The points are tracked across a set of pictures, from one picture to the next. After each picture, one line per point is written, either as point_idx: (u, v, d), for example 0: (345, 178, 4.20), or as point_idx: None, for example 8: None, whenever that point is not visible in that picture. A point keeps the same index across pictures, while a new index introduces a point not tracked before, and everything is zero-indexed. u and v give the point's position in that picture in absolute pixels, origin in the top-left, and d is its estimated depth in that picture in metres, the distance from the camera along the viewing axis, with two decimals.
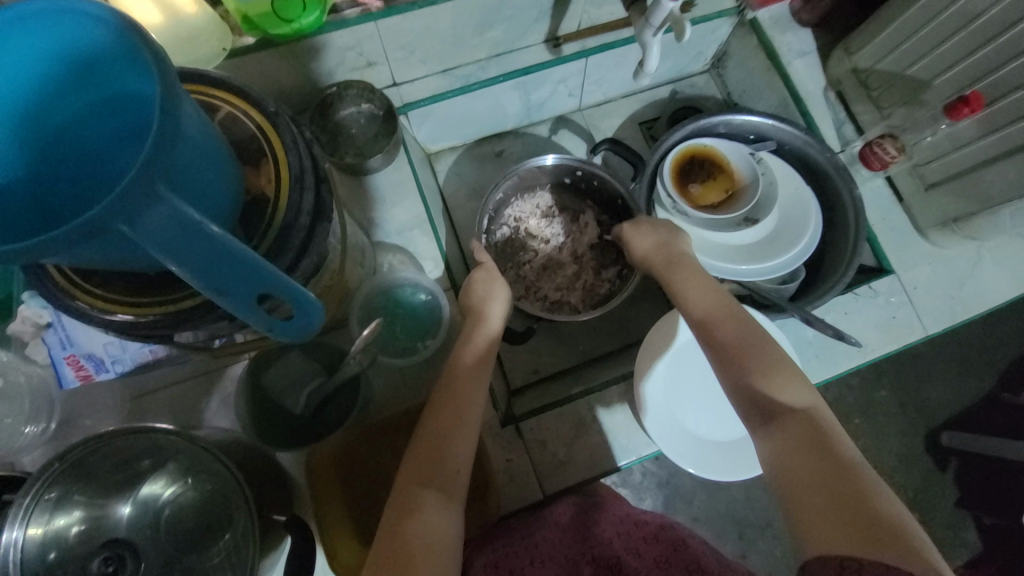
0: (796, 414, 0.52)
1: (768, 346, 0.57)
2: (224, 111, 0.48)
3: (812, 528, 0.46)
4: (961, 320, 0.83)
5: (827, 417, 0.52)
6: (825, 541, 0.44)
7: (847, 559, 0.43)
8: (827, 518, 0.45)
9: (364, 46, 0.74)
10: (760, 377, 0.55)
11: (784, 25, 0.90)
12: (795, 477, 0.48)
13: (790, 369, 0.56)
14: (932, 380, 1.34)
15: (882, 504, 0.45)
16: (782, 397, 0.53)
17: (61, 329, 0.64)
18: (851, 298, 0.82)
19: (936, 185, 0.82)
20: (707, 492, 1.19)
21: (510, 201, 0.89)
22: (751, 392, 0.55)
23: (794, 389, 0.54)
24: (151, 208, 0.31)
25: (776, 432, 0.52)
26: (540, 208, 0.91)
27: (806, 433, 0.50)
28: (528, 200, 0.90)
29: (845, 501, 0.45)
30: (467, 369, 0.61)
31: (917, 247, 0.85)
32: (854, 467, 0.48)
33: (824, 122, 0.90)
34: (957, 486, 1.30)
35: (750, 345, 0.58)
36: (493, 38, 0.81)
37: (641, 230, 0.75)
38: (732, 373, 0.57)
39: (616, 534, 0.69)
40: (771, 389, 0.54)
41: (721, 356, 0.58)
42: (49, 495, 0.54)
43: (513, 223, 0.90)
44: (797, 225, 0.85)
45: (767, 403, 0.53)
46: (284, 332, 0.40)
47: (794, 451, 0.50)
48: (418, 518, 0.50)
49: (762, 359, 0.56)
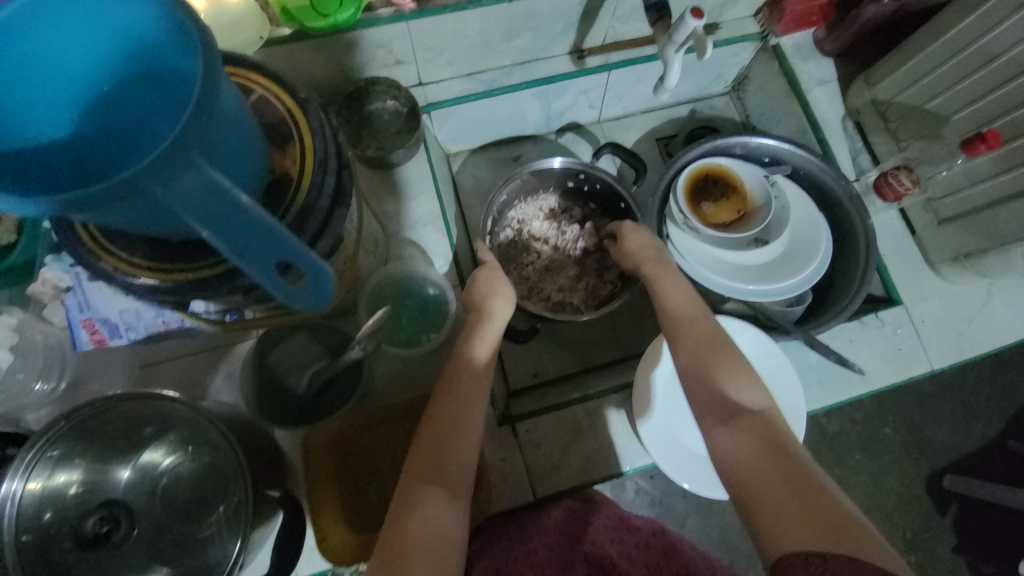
0: (753, 413, 0.54)
1: (727, 349, 0.60)
2: (258, 94, 0.50)
3: (778, 528, 0.45)
4: (968, 357, 0.82)
5: (777, 416, 0.55)
6: (790, 539, 0.44)
7: (813, 555, 0.43)
8: (789, 515, 0.45)
9: (394, 45, 0.76)
10: (717, 377, 0.57)
11: (806, 54, 0.92)
12: (754, 474, 0.49)
13: (739, 367, 0.58)
14: (938, 421, 1.32)
15: (837, 500, 0.46)
16: (734, 394, 0.56)
17: (81, 293, 0.66)
18: (856, 326, 0.82)
19: (949, 220, 0.82)
20: (700, 516, 1.19)
21: (513, 204, 0.91)
22: (709, 389, 0.57)
23: (749, 390, 0.56)
24: (184, 173, 0.33)
25: (737, 430, 0.53)
26: (542, 210, 0.93)
27: (760, 431, 0.52)
28: (532, 203, 0.92)
29: (804, 498, 0.46)
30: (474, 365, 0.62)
31: (926, 280, 0.85)
32: (805, 464, 0.49)
33: (840, 150, 0.91)
34: (957, 532, 1.28)
35: (713, 348, 0.60)
36: (520, 46, 0.84)
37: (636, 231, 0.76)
38: (699, 378, 0.58)
39: (609, 539, 0.67)
40: (726, 385, 0.57)
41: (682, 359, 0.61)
42: (51, 452, 0.55)
43: (517, 224, 0.91)
44: (806, 248, 0.86)
45: (728, 403, 0.55)
46: (297, 300, 0.42)
47: (753, 449, 0.51)
48: (423, 513, 0.51)
49: (716, 358, 0.59)
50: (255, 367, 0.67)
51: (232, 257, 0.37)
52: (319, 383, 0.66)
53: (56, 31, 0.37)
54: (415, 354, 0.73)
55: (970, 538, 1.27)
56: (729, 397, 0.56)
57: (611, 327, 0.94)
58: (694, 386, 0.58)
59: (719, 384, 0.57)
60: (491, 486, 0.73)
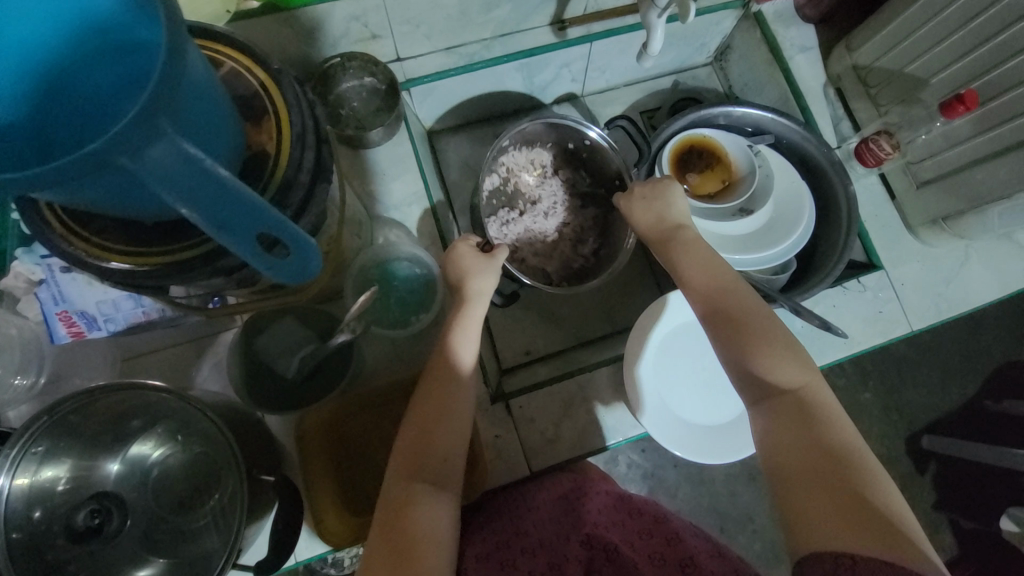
0: (788, 394, 0.56)
1: (769, 324, 0.60)
2: (227, 66, 0.48)
3: (811, 526, 0.48)
4: (945, 316, 0.84)
5: (817, 395, 0.56)
6: (822, 539, 0.47)
7: (842, 556, 0.46)
8: (827, 516, 0.48)
9: (370, 17, 0.74)
10: (769, 369, 0.57)
11: (788, 20, 0.91)
12: (793, 472, 0.52)
13: (792, 357, 0.58)
14: (916, 384, 1.37)
15: (874, 498, 0.49)
16: (784, 388, 0.56)
17: (55, 285, 0.64)
18: (840, 291, 0.84)
19: (927, 183, 0.83)
20: (690, 484, 1.23)
21: (507, 150, 0.87)
22: (759, 381, 0.57)
23: (790, 369, 0.57)
24: (152, 144, 0.31)
25: (775, 414, 0.56)
26: (533, 163, 0.90)
27: (796, 417, 0.55)
28: (524, 153, 0.89)
29: (841, 498, 0.49)
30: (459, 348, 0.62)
31: (906, 244, 0.86)
32: (847, 458, 0.51)
33: (822, 118, 0.91)
34: (935, 488, 1.34)
35: (752, 321, 0.60)
36: (499, 17, 0.81)
37: (640, 201, 0.74)
38: (736, 355, 0.59)
39: (609, 524, 0.69)
40: (779, 378, 0.57)
41: (727, 343, 0.60)
42: (37, 448, 0.53)
43: (506, 170, 0.89)
44: (792, 217, 0.86)
45: (764, 385, 0.57)
46: (281, 273, 0.40)
47: (793, 442, 0.53)
48: (415, 514, 0.52)
49: (769, 346, 0.58)
50: (242, 355, 0.65)
51: (211, 230, 0.36)
52: (310, 367, 0.64)
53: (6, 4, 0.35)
54: (406, 335, 0.73)
55: (946, 493, 1.33)
56: (778, 392, 0.56)
57: (600, 302, 0.94)
58: (737, 373, 0.59)
59: (770, 378, 0.57)
60: (487, 462, 0.73)
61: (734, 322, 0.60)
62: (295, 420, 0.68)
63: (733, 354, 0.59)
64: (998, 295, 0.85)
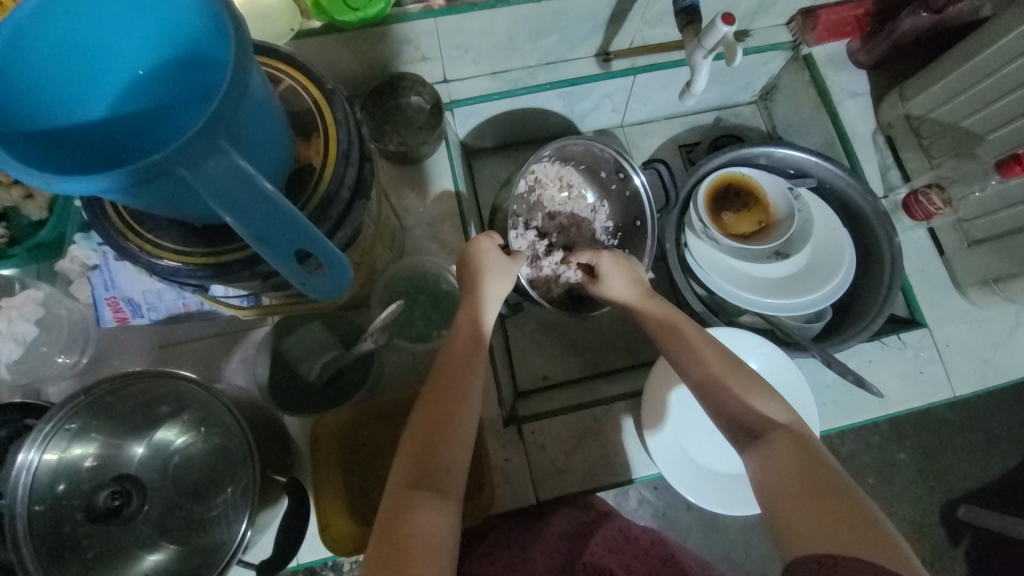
0: (776, 427, 0.54)
1: (745, 370, 0.58)
2: (286, 84, 0.51)
3: (797, 533, 0.47)
4: (993, 384, 0.79)
5: (804, 430, 0.55)
6: (805, 543, 0.46)
7: (827, 557, 0.45)
8: (810, 525, 0.47)
9: (422, 41, 0.76)
10: (756, 406, 0.56)
11: (839, 65, 0.90)
12: (778, 487, 0.50)
13: (772, 393, 0.57)
14: (956, 449, 1.28)
15: (858, 509, 0.47)
16: (774, 423, 0.55)
17: (107, 271, 0.68)
18: (877, 347, 0.80)
19: (981, 242, 0.79)
20: (703, 530, 1.19)
21: (541, 159, 0.84)
22: (746, 420, 0.55)
23: (772, 405, 0.56)
24: (213, 158, 0.33)
25: (765, 449, 0.53)
26: (561, 179, 0.88)
27: (786, 442, 0.53)
28: (555, 166, 0.87)
29: (825, 504, 0.48)
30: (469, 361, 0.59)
31: (952, 302, 0.82)
32: (832, 474, 0.50)
33: (869, 164, 0.88)
34: (972, 566, 1.24)
35: (730, 367, 0.58)
36: (546, 46, 0.84)
37: (617, 268, 0.70)
38: (717, 399, 0.57)
39: (609, 551, 0.73)
40: (770, 415, 0.55)
41: (713, 395, 0.57)
42: (70, 424, 0.55)
43: (533, 179, 0.86)
44: (828, 263, 0.84)
45: (752, 423, 0.55)
46: (314, 288, 0.43)
47: (782, 464, 0.51)
48: (411, 514, 0.49)
49: (751, 387, 0.57)
50: (269, 353, 0.68)
51: (253, 241, 0.38)
52: (331, 372, 0.66)
53: (105, 28, 0.39)
54: (425, 350, 0.73)
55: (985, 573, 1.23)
56: (767, 426, 0.54)
57: (623, 333, 0.93)
58: (722, 419, 0.57)
59: (758, 413, 0.55)
60: (494, 486, 0.73)
61: (720, 376, 0.58)
62: (311, 423, 0.69)
63: (718, 397, 0.57)
64: None
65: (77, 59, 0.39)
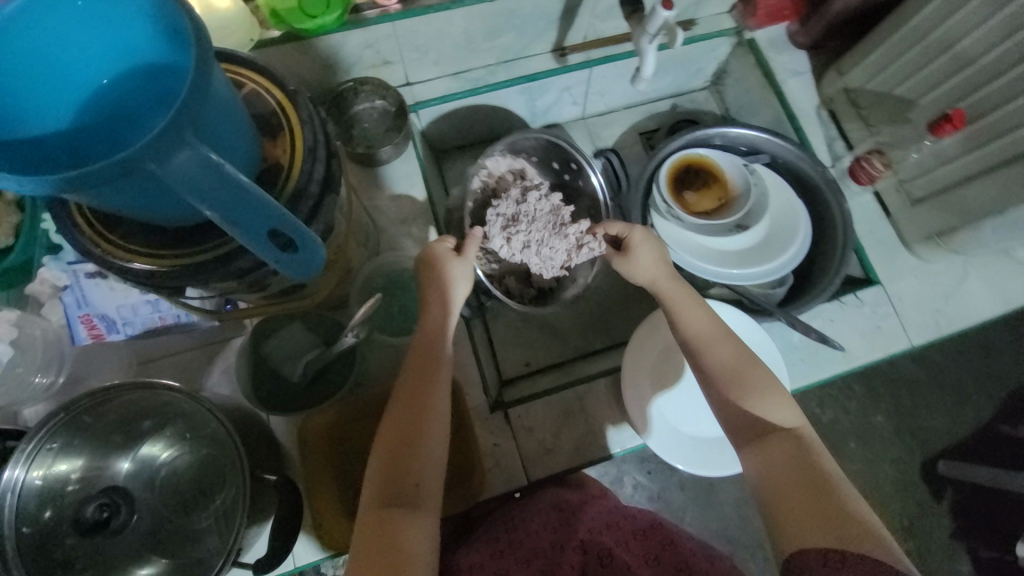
0: (780, 430, 0.57)
1: (758, 371, 0.61)
2: (248, 88, 0.52)
3: (797, 530, 0.51)
4: (946, 332, 0.84)
5: (807, 432, 0.58)
6: (807, 538, 0.50)
7: (830, 552, 0.49)
8: (810, 522, 0.51)
9: (381, 45, 0.79)
10: (763, 410, 0.59)
11: (781, 47, 0.95)
12: (778, 488, 0.54)
13: (782, 396, 0.60)
14: (930, 407, 1.34)
15: (854, 507, 0.51)
16: (779, 426, 0.58)
17: (78, 290, 0.68)
18: (837, 306, 0.84)
19: (922, 200, 0.85)
20: (698, 507, 1.22)
21: (493, 151, 0.83)
22: (753, 422, 0.58)
23: (780, 408, 0.59)
24: (180, 151, 0.35)
25: (768, 450, 0.56)
26: (513, 171, 0.87)
27: (787, 445, 0.56)
28: (507, 158, 0.86)
29: (823, 503, 0.51)
30: (437, 377, 0.61)
31: (903, 259, 0.87)
32: (828, 474, 0.54)
33: (815, 136, 0.93)
34: (953, 516, 1.29)
35: (742, 368, 0.61)
36: (503, 44, 0.87)
37: (648, 241, 0.69)
38: (725, 401, 0.60)
39: (604, 528, 0.70)
40: (776, 419, 0.58)
41: (715, 398, 0.61)
42: (52, 444, 0.55)
43: (486, 173, 0.84)
44: (786, 233, 0.89)
45: (758, 424, 0.58)
46: (289, 267, 0.44)
47: (782, 464, 0.55)
48: (387, 531, 0.52)
49: (763, 391, 0.59)
50: (250, 356, 0.68)
51: (225, 225, 0.40)
52: (315, 370, 0.67)
53: (65, 39, 0.40)
54: (406, 343, 0.75)
55: (965, 522, 1.28)
56: (771, 429, 0.58)
57: (600, 316, 0.96)
58: (727, 419, 0.60)
59: (766, 417, 0.58)
60: (485, 471, 0.74)
61: (729, 380, 0.60)
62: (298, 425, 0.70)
63: (726, 400, 0.60)
64: (998, 310, 0.85)
65: (35, 68, 0.40)
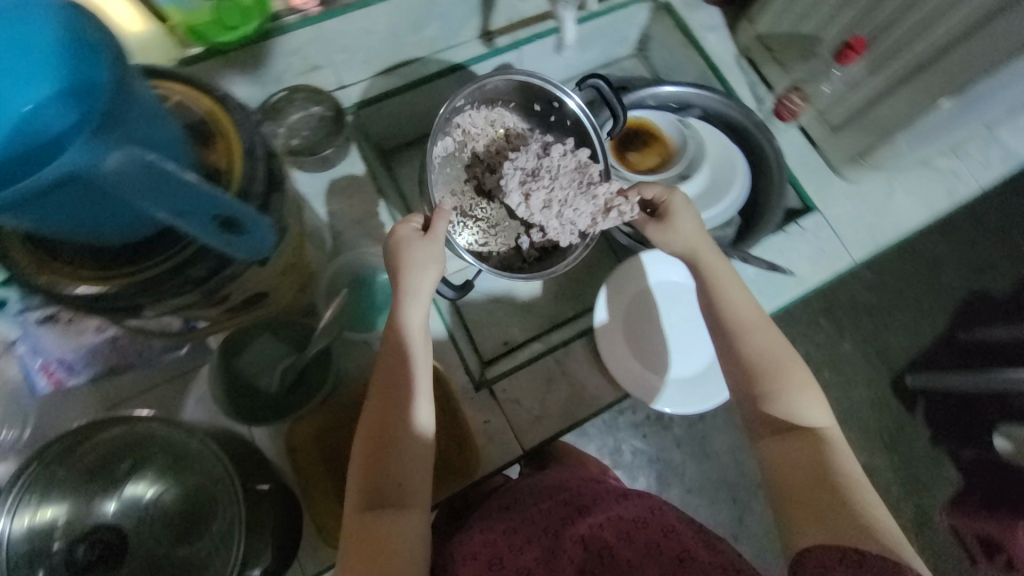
0: (809, 429, 0.62)
1: (798, 370, 0.65)
2: (174, 99, 0.52)
3: (809, 526, 0.56)
4: (882, 244, 0.91)
5: (835, 437, 0.62)
6: (821, 534, 0.54)
7: (848, 550, 0.52)
8: (824, 520, 0.55)
9: (308, 50, 0.79)
10: (798, 409, 0.63)
11: (694, 6, 1.00)
12: (796, 484, 0.59)
13: (818, 401, 0.64)
14: (892, 328, 1.37)
15: (868, 511, 0.56)
16: (810, 426, 0.62)
17: (28, 339, 0.66)
18: (783, 237, 0.89)
19: (842, 126, 0.91)
20: (695, 460, 1.25)
21: (461, 108, 0.79)
22: (785, 419, 0.63)
23: (813, 410, 0.63)
24: (115, 153, 0.36)
25: (792, 446, 0.61)
26: (492, 123, 0.83)
27: (811, 445, 0.61)
28: (482, 111, 0.82)
29: (837, 505, 0.56)
30: (420, 380, 0.62)
31: (834, 184, 0.93)
32: (846, 478, 0.58)
33: (737, 83, 0.99)
34: (929, 425, 1.33)
35: (780, 365, 0.65)
36: (430, 35, 0.88)
37: (688, 214, 0.74)
38: (759, 394, 0.65)
39: (603, 525, 0.63)
40: (803, 420, 0.63)
41: (744, 390, 0.66)
42: (29, 497, 0.54)
43: (460, 132, 0.81)
44: (726, 178, 0.94)
45: (788, 421, 0.63)
46: (242, 248, 0.47)
47: (803, 462, 0.60)
48: (378, 527, 0.55)
49: (800, 391, 0.64)
50: (220, 375, 0.67)
51: (172, 218, 0.42)
52: (292, 377, 0.67)
53: None
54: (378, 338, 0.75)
55: (941, 428, 1.32)
56: (802, 428, 0.62)
57: (568, 284, 0.97)
58: (756, 409, 0.65)
59: (799, 416, 0.63)
60: (478, 448, 0.76)
61: (765, 377, 0.65)
62: (285, 435, 0.69)
63: (759, 393, 0.65)
64: (924, 217, 0.92)
65: None
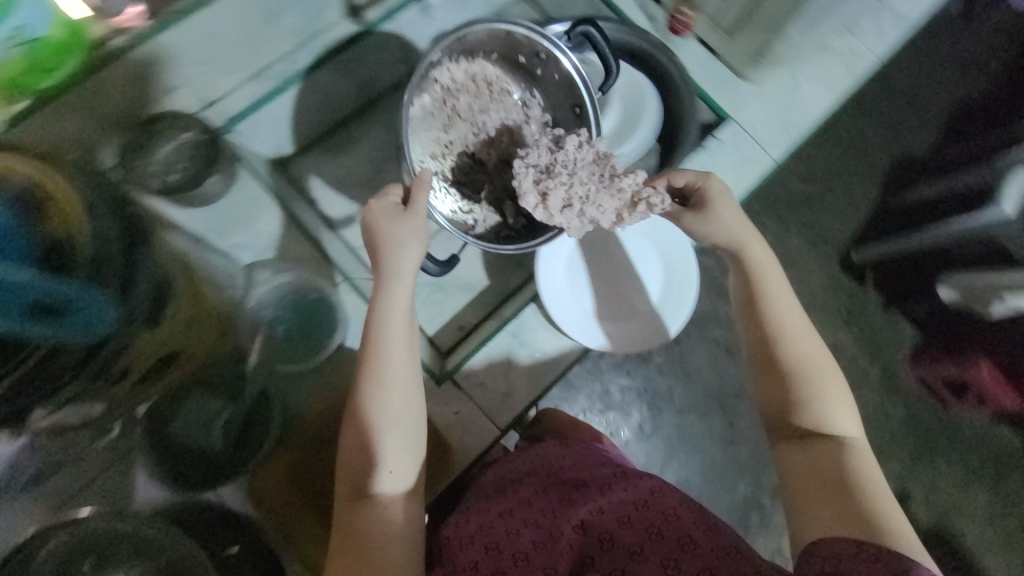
0: (837, 436, 0.61)
1: (835, 379, 0.65)
2: None
3: (820, 520, 0.55)
4: (798, 136, 0.92)
5: (863, 451, 0.61)
6: (836, 528, 0.54)
7: (865, 545, 0.51)
8: (838, 517, 0.55)
9: (153, 73, 0.71)
10: (829, 416, 0.63)
11: None
12: (821, 482, 0.58)
13: (852, 415, 0.64)
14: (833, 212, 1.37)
15: (889, 518, 0.54)
16: (839, 433, 0.62)
17: None
18: (702, 153, 0.89)
19: (734, 29, 0.90)
20: (682, 383, 1.25)
21: (442, 61, 0.75)
22: (816, 422, 0.62)
23: (846, 420, 0.63)
24: None
25: (817, 447, 0.61)
26: (474, 79, 0.78)
27: (836, 451, 0.60)
28: (464, 65, 0.78)
29: (857, 507, 0.55)
30: (405, 382, 0.62)
31: (741, 89, 0.93)
32: (866, 483, 0.57)
33: (627, 6, 0.94)
34: (879, 290, 1.37)
35: (815, 369, 0.65)
36: (291, 24, 0.79)
37: (731, 209, 0.70)
38: (788, 385, 0.64)
39: (602, 508, 0.62)
40: (832, 427, 0.62)
41: (772, 383, 0.65)
42: None
43: (439, 87, 0.77)
44: (636, 110, 0.89)
45: (815, 422, 0.62)
46: None
47: (826, 465, 0.59)
48: (363, 515, 0.58)
49: (833, 397, 0.64)
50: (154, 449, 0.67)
51: None
52: (234, 428, 0.68)
53: None
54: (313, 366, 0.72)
55: (891, 289, 1.36)
56: (829, 434, 0.62)
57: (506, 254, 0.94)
58: (780, 399, 0.65)
59: (829, 422, 0.62)
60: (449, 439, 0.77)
61: (800, 374, 0.64)
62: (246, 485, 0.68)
63: (788, 387, 0.64)
64: (831, 99, 0.93)
65: None
